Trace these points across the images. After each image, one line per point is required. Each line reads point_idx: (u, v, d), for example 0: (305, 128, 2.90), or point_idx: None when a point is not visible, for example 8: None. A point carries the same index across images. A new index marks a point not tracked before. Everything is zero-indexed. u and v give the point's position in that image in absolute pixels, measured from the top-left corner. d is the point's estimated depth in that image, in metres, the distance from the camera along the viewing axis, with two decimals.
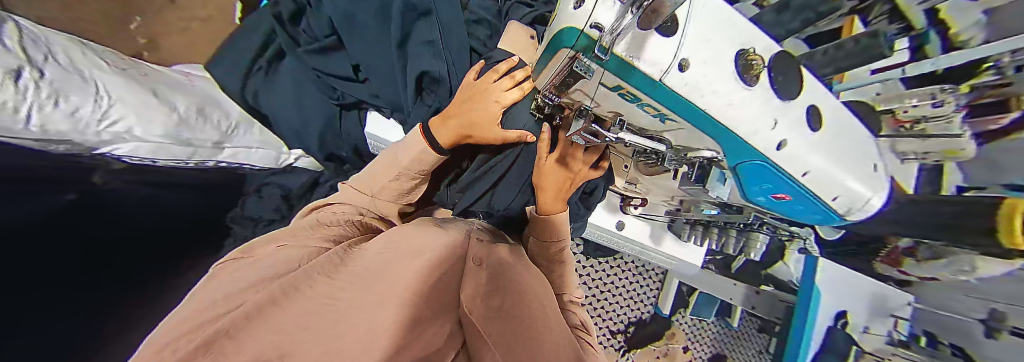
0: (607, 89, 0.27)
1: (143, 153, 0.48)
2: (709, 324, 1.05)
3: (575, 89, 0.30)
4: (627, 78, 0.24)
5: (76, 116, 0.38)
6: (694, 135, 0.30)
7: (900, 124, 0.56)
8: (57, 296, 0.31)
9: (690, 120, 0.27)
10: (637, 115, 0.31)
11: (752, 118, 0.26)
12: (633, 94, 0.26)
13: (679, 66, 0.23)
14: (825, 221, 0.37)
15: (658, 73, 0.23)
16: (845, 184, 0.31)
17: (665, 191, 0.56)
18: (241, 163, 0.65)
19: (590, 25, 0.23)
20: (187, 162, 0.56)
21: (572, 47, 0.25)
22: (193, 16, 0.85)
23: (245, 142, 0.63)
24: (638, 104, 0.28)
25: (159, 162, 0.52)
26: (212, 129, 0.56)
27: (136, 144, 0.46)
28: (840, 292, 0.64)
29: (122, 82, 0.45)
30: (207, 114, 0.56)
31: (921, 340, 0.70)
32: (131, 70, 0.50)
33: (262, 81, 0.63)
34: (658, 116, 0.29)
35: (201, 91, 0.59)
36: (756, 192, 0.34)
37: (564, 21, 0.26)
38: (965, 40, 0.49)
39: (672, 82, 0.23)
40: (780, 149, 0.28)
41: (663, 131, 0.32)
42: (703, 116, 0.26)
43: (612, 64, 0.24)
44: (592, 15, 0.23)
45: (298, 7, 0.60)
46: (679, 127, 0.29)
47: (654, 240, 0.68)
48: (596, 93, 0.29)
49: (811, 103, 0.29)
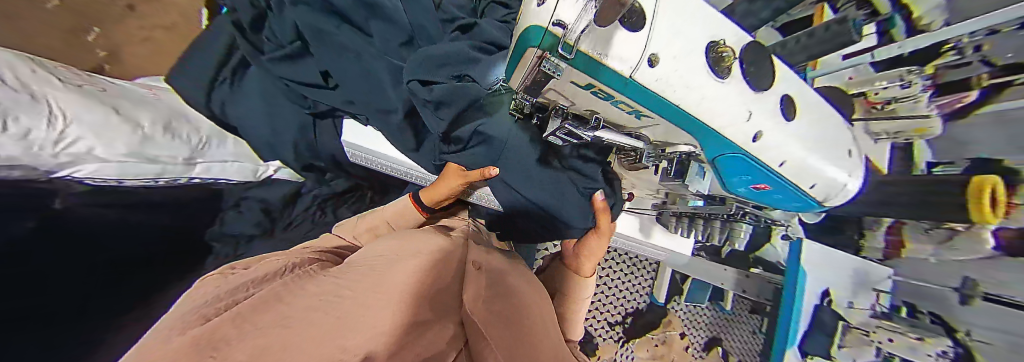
0: (579, 87, 0.25)
1: (107, 174, 0.45)
2: (704, 310, 1.06)
3: (548, 88, 0.27)
4: (597, 75, 0.22)
5: (28, 139, 0.35)
6: (671, 130, 0.28)
7: (873, 105, 0.57)
8: (24, 327, 0.31)
9: (666, 117, 0.25)
10: (613, 113, 0.29)
11: (724, 113, 0.25)
12: (605, 92, 0.24)
13: (649, 61, 0.21)
14: (805, 208, 0.37)
15: (627, 69, 0.21)
16: (824, 172, 0.32)
17: (649, 186, 0.57)
18: (216, 176, 0.62)
19: (553, 23, 0.20)
20: (157, 180, 0.52)
21: (538, 47, 0.21)
22: (158, 26, 0.85)
23: (219, 155, 0.60)
24: (613, 102, 0.25)
25: (125, 181, 0.49)
26: (183, 144, 0.54)
27: (99, 165, 0.44)
28: (822, 269, 0.66)
29: (77, 99, 0.43)
30: (175, 129, 0.53)
31: (902, 310, 0.73)
32: (88, 87, 0.47)
33: (227, 93, 0.58)
34: (633, 113, 0.27)
35: (165, 104, 0.55)
36: (741, 184, 0.34)
37: (527, 19, 0.22)
38: (926, 24, 0.49)
39: (642, 79, 0.21)
40: (755, 140, 0.28)
41: (639, 127, 0.30)
42: (680, 114, 0.24)
43: (579, 62, 0.21)
44: (553, 12, 0.19)
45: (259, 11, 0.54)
46: (655, 123, 0.27)
47: (645, 233, 0.68)
48: (569, 91, 0.27)
49: (785, 94, 0.29)
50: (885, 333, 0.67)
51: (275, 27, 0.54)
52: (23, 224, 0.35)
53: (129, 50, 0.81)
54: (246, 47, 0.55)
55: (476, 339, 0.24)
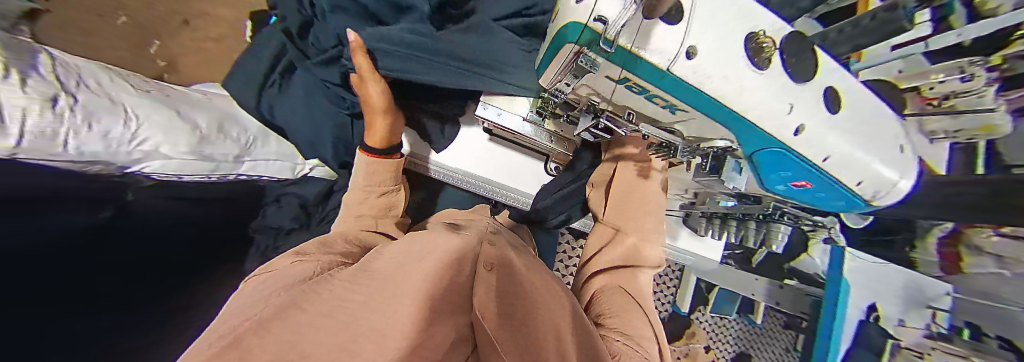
0: (614, 82, 0.26)
1: (170, 170, 0.50)
2: (729, 322, 1.01)
3: (583, 83, 0.29)
4: (634, 68, 0.22)
5: (108, 138, 0.40)
6: (707, 124, 0.28)
7: (926, 102, 0.45)
8: (102, 317, 0.41)
9: (702, 111, 0.26)
10: (647, 107, 0.29)
11: (761, 105, 0.24)
12: (640, 85, 0.25)
13: (688, 53, 0.21)
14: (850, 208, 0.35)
15: (665, 62, 0.21)
16: (872, 167, 0.29)
17: (682, 184, 0.55)
18: (261, 175, 0.66)
19: (594, 19, 0.21)
20: (211, 176, 0.57)
21: (576, 43, 0.23)
22: (206, 37, 0.93)
23: (263, 154, 0.64)
24: (646, 96, 0.26)
25: (185, 178, 0.53)
26: (233, 144, 0.58)
27: (164, 162, 0.48)
28: (868, 282, 0.61)
29: (148, 103, 0.48)
30: (227, 130, 0.58)
31: (965, 333, 0.63)
32: (156, 92, 0.53)
33: (276, 95, 0.65)
34: (668, 107, 0.27)
35: (219, 108, 0.60)
36: (776, 179, 0.32)
37: (565, 16, 0.23)
38: (994, 7, 0.38)
39: (680, 72, 0.22)
40: (796, 134, 0.26)
41: (672, 121, 0.31)
42: (718, 106, 0.24)
43: (618, 57, 0.22)
44: (595, 8, 0.20)
45: (304, 19, 0.58)
46: (689, 116, 0.28)
47: (670, 236, 0.66)
48: (603, 85, 0.28)
49: (829, 85, 0.28)
50: (941, 355, 0.61)
51: (321, 36, 0.56)
52: (95, 218, 0.40)
53: (182, 59, 0.89)
54: (295, 54, 0.60)
55: (490, 353, 0.18)
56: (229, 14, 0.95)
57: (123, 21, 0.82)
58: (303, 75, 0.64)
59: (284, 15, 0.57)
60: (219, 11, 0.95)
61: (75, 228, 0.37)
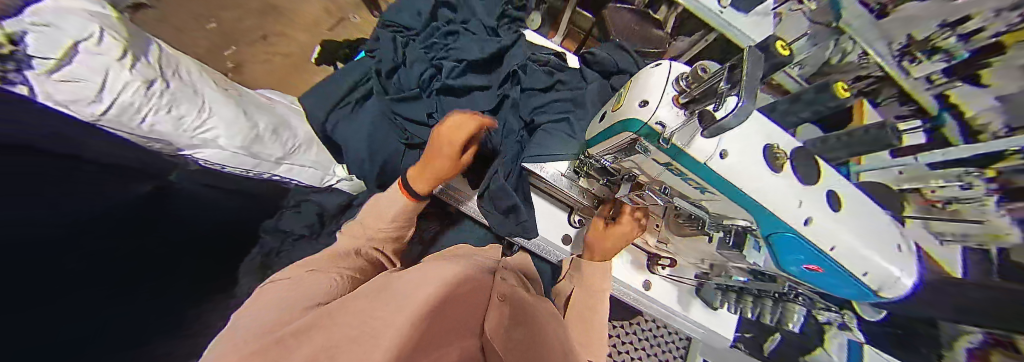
0: (659, 164, 0.30)
1: (216, 159, 0.55)
2: None
3: (630, 159, 0.33)
4: (677, 159, 0.27)
5: (179, 121, 0.48)
6: (733, 207, 0.30)
7: (933, 203, 0.37)
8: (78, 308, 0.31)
9: (733, 199, 0.28)
10: (680, 187, 0.33)
11: (775, 200, 0.26)
12: (680, 169, 0.29)
13: (719, 154, 0.26)
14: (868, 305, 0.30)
15: (703, 157, 0.26)
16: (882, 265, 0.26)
17: (697, 255, 0.50)
18: (292, 178, 0.69)
19: (654, 121, 0.25)
20: (251, 171, 0.61)
21: (634, 132, 0.27)
22: (279, 52, 1.06)
23: (302, 160, 0.68)
24: (682, 177, 0.30)
25: (226, 168, 0.57)
26: (279, 147, 0.62)
27: (214, 151, 0.53)
28: None
29: (224, 100, 0.56)
30: (280, 133, 0.62)
31: None
32: (231, 92, 0.60)
33: (345, 114, 0.62)
34: (697, 187, 0.31)
35: (278, 113, 0.66)
36: (787, 264, 0.31)
37: (628, 112, 0.28)
38: (985, 125, 0.33)
39: (713, 167, 0.26)
40: (806, 225, 0.26)
41: (700, 198, 0.33)
42: (746, 199, 0.27)
43: (670, 150, 0.26)
44: (655, 113, 0.25)
45: (396, 64, 0.63)
46: (718, 198, 0.30)
47: (684, 307, 0.58)
48: (648, 165, 0.32)
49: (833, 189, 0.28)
50: None
51: (405, 75, 0.63)
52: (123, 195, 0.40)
53: (250, 65, 1.02)
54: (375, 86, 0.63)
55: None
56: (305, 38, 1.09)
57: (212, 27, 0.99)
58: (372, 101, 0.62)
59: (380, 57, 0.64)
60: (297, 34, 1.09)
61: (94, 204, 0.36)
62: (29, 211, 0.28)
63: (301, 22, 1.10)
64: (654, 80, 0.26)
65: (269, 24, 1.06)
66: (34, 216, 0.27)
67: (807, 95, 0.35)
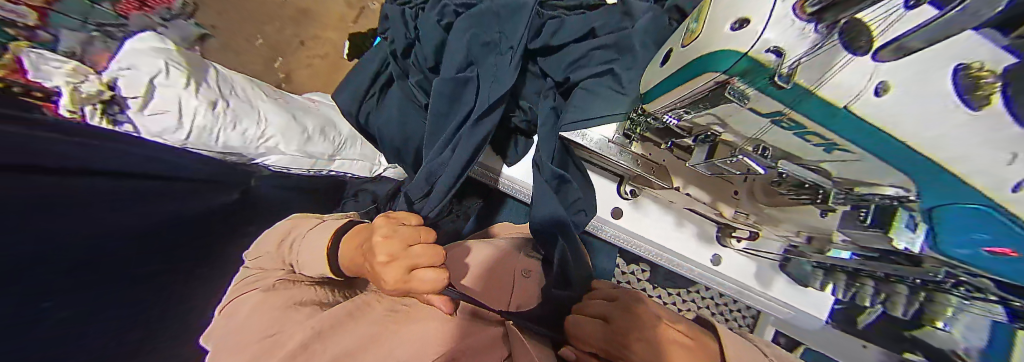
0: (758, 115, 0.22)
1: (283, 163, 0.61)
2: None
3: (713, 111, 0.25)
4: (803, 107, 0.18)
5: (244, 136, 0.54)
6: (878, 169, 0.20)
7: None
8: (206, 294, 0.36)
9: (879, 154, 0.18)
10: (791, 144, 0.24)
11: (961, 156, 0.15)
12: (796, 121, 0.20)
13: (875, 90, 0.16)
14: None
15: (846, 99, 0.17)
16: None
17: (794, 221, 0.39)
18: (347, 173, 0.74)
19: (765, 48, 0.17)
20: (313, 169, 0.67)
21: (725, 72, 0.19)
22: (316, 55, 1.12)
23: (351, 155, 0.73)
24: (797, 132, 0.22)
25: (293, 171, 0.63)
26: (328, 145, 0.67)
27: (279, 156, 0.59)
28: None
29: (275, 108, 0.61)
30: (327, 133, 0.67)
31: None
32: (279, 99, 0.65)
33: (373, 106, 0.63)
34: (824, 145, 0.21)
35: (323, 113, 0.71)
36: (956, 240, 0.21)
37: (713, 41, 0.20)
38: None
39: (861, 114, 0.17)
40: (1012, 192, 0.15)
41: (820, 159, 0.24)
42: (906, 154, 0.17)
43: (787, 94, 0.18)
44: (763, 35, 0.16)
45: (410, 40, 0.59)
46: (852, 159, 0.21)
47: (762, 280, 0.50)
48: (741, 116, 0.24)
49: None
50: None
51: (421, 52, 0.58)
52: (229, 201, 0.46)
53: (296, 72, 1.09)
54: (395, 71, 0.62)
55: None
56: (335, 36, 1.13)
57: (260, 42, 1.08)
58: (397, 90, 0.62)
59: (393, 36, 0.60)
60: (327, 34, 1.13)
61: (213, 207, 0.42)
62: (173, 220, 0.35)
63: (330, 21, 1.13)
64: None
65: (303, 29, 1.12)
66: (162, 227, 0.33)
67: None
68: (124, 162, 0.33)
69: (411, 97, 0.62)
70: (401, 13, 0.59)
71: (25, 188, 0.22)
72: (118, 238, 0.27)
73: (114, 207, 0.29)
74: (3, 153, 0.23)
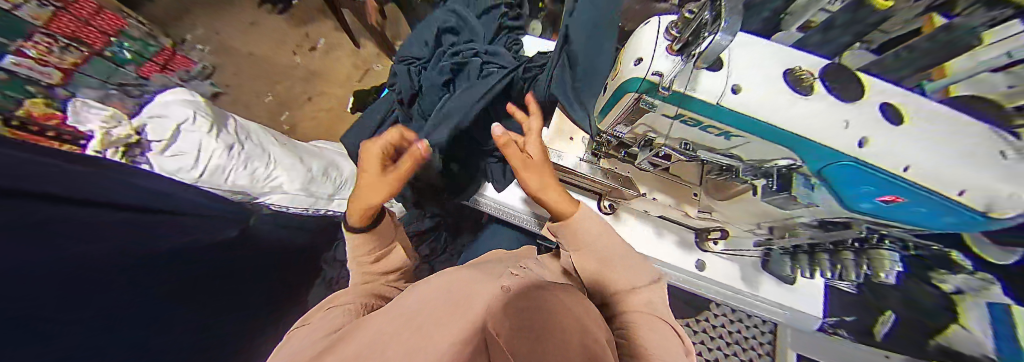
0: (671, 118, 0.30)
1: (282, 202, 0.62)
2: None
3: (642, 122, 0.33)
4: (688, 105, 0.26)
5: (253, 175, 0.58)
6: (767, 146, 0.29)
7: None
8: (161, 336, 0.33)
9: (759, 135, 0.27)
10: (713, 141, 0.33)
11: (812, 125, 0.24)
12: (695, 118, 0.28)
13: (733, 90, 0.25)
14: (979, 226, 0.24)
15: (713, 98, 0.25)
16: (983, 175, 0.20)
17: (751, 218, 0.43)
18: (343, 212, 0.76)
19: (651, 74, 0.26)
20: (310, 209, 0.68)
21: (636, 92, 0.29)
22: (321, 108, 1.22)
23: (349, 194, 0.76)
24: (701, 127, 0.30)
25: (291, 210, 0.64)
26: (330, 185, 0.71)
27: (280, 195, 0.62)
28: None
29: (284, 152, 0.66)
30: (329, 174, 0.71)
31: None
32: (290, 145, 0.71)
33: None
34: (723, 134, 0.30)
35: (328, 156, 0.77)
36: (856, 196, 0.27)
37: (625, 75, 0.29)
38: None
39: (730, 106, 0.25)
40: (862, 147, 0.23)
41: (730, 147, 0.32)
42: (773, 130, 0.25)
43: (674, 98, 0.26)
44: (650, 67, 0.26)
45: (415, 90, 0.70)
46: (747, 140, 0.29)
47: (749, 283, 0.48)
48: (659, 122, 0.32)
49: (884, 100, 0.23)
50: None
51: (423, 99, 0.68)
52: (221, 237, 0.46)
53: (301, 124, 1.18)
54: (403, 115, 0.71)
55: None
56: (341, 92, 1.25)
57: (270, 99, 1.19)
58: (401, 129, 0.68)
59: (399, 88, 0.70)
60: (333, 90, 1.26)
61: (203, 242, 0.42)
62: (152, 252, 0.35)
63: (337, 81, 1.28)
64: (644, 37, 0.28)
65: (312, 88, 1.25)
66: (138, 260, 0.33)
67: (843, 19, 0.33)
68: (128, 195, 0.36)
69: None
70: (404, 69, 0.70)
71: (30, 211, 0.24)
72: (87, 265, 0.27)
73: (128, 236, 0.32)
74: (55, 187, 0.27)
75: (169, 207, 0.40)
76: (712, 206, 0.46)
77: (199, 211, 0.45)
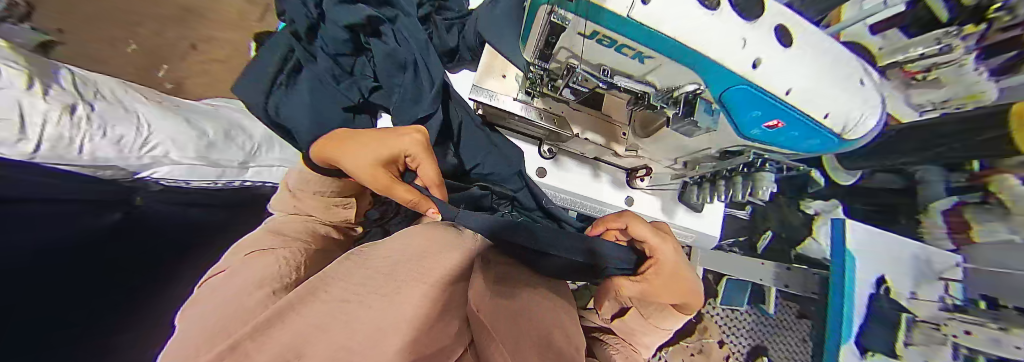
0: (585, 38, 0.27)
1: (178, 175, 0.52)
2: (741, 314, 0.93)
3: (560, 46, 0.31)
4: (600, 19, 0.23)
5: (121, 144, 0.44)
6: (677, 70, 0.27)
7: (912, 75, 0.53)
8: None
9: (671, 59, 0.25)
10: (628, 66, 0.30)
11: (719, 45, 0.22)
12: (609, 37, 0.25)
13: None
14: (822, 147, 0.30)
15: (624, 9, 0.21)
16: (835, 96, 0.25)
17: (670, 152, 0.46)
18: (266, 181, 0.66)
19: None
20: (218, 182, 0.58)
21: (549, 4, 0.27)
22: (212, 59, 0.96)
23: (267, 160, 0.66)
24: (615, 48, 0.27)
25: (191, 183, 0.54)
26: (238, 150, 0.60)
27: (172, 167, 0.51)
28: (877, 256, 0.61)
29: (159, 111, 0.52)
30: (233, 137, 0.60)
31: (981, 303, 0.67)
32: (164, 102, 0.56)
33: (283, 92, 0.56)
34: (637, 57, 0.27)
35: (224, 116, 0.63)
36: (748, 124, 0.29)
37: None
38: None
39: (640, 19, 0.21)
40: (755, 68, 0.23)
41: (646, 73, 0.31)
42: (693, 55, 0.23)
43: (578, 8, 0.23)
44: None
45: (311, 21, 0.62)
46: (659, 64, 0.27)
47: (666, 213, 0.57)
48: (576, 43, 0.29)
49: (778, 24, 0.25)
50: (958, 325, 0.61)
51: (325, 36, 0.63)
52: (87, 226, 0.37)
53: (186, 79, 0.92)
54: (302, 53, 0.60)
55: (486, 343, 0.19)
56: (236, 37, 0.99)
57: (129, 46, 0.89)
58: (307, 72, 0.60)
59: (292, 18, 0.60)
60: (224, 34, 0.99)
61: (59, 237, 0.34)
62: None
63: (228, 21, 1.00)
64: None
65: (193, 31, 0.96)
66: None
67: None
68: None
69: (319, 78, 0.59)
70: None
71: None
72: None
73: None
74: None
75: (35, 195, 0.33)
76: (638, 145, 0.48)
77: (70, 197, 0.38)
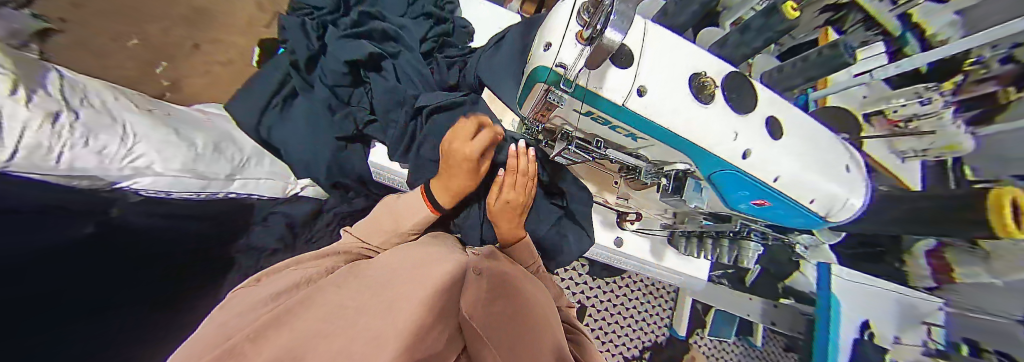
0: (580, 114, 0.31)
1: (162, 187, 0.48)
2: (728, 346, 0.93)
3: (554, 115, 0.33)
4: (596, 103, 0.28)
5: (103, 154, 0.38)
6: (667, 151, 0.32)
7: (895, 123, 0.61)
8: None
9: (655, 138, 0.30)
10: (612, 135, 0.34)
11: (704, 133, 0.28)
12: (604, 117, 0.30)
13: (638, 92, 0.27)
14: (811, 225, 0.35)
15: (620, 98, 0.27)
16: (816, 184, 0.31)
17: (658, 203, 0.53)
18: (251, 193, 0.64)
19: (556, 64, 0.26)
20: (200, 193, 0.55)
21: (545, 82, 0.28)
22: None
23: (256, 173, 0.64)
24: (609, 126, 0.32)
25: (173, 194, 0.51)
26: (226, 163, 0.58)
27: (155, 178, 0.46)
28: (861, 299, 0.62)
29: (149, 122, 0.48)
30: (222, 149, 0.58)
31: (964, 349, 0.64)
32: (156, 111, 0.53)
33: (276, 117, 0.68)
34: (629, 136, 0.32)
35: (217, 128, 0.61)
36: (738, 200, 0.34)
37: (536, 61, 0.29)
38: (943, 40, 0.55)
39: (634, 107, 0.27)
40: (746, 158, 0.29)
41: (636, 147, 0.35)
42: (668, 135, 0.29)
43: (578, 93, 0.27)
44: (557, 56, 0.26)
45: (312, 53, 0.71)
46: (651, 144, 0.32)
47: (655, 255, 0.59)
48: (573, 118, 0.33)
49: (769, 116, 0.31)
50: None
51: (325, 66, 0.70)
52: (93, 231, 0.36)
53: None
54: (300, 82, 0.70)
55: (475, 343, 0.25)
56: None
57: None
58: (302, 100, 0.71)
59: (294, 48, 0.69)
60: None
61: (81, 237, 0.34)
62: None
63: None
64: (556, 19, 0.27)
65: None
66: None
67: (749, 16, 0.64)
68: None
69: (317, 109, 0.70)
70: (302, 28, 0.70)
71: None
72: None
73: None
74: None
75: (46, 198, 0.33)
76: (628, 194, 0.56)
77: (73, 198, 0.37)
